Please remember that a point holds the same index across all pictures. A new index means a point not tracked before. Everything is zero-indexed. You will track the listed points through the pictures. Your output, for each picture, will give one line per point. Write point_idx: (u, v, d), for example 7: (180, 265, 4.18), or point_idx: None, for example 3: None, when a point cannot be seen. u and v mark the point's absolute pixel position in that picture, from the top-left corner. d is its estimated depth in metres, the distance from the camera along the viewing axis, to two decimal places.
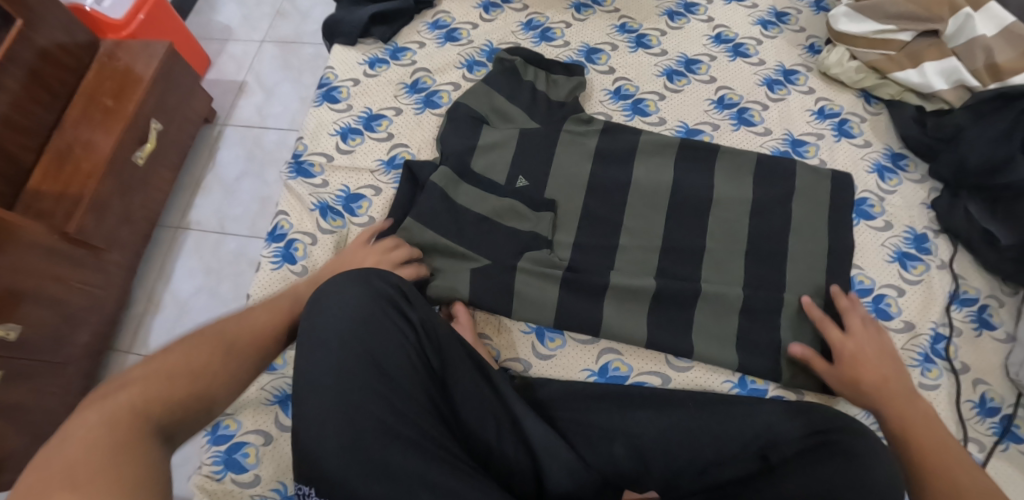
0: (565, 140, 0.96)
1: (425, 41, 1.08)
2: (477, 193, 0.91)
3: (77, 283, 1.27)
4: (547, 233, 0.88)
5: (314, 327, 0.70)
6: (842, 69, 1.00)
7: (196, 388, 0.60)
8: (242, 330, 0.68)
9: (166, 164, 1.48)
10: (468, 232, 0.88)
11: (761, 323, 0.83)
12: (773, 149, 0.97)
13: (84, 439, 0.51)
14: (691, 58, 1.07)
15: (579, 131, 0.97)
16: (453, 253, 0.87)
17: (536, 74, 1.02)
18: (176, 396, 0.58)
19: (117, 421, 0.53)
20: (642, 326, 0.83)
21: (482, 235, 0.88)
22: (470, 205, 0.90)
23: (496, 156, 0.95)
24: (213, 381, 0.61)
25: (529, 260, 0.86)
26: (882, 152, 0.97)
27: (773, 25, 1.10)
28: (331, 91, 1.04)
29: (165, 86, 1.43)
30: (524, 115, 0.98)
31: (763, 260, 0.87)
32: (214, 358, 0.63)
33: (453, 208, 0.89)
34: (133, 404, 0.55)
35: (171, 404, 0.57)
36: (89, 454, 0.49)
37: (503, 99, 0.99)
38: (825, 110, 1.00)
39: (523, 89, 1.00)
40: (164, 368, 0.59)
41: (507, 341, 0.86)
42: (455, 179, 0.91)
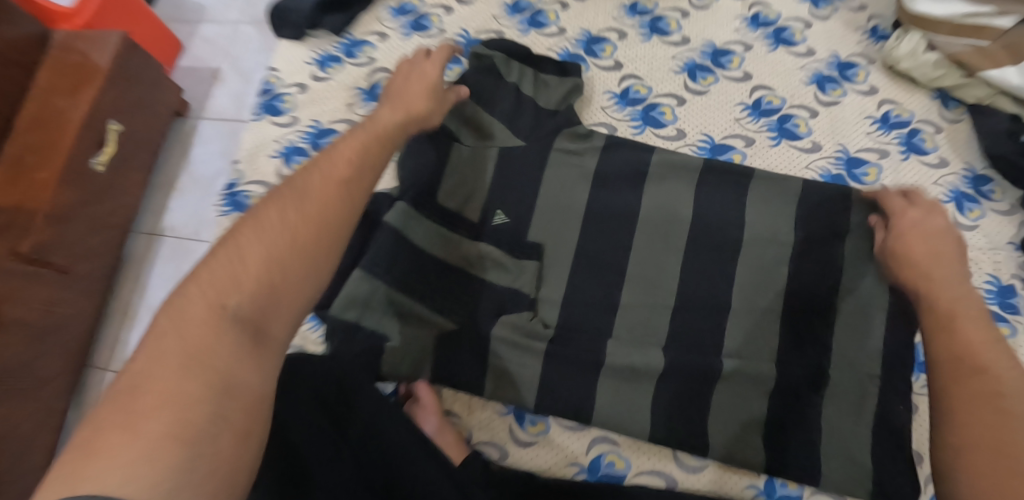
0: (555, 161, 0.77)
1: (387, 32, 0.90)
2: (439, 236, 0.73)
3: (48, 304, 1.07)
4: (529, 290, 0.71)
5: None
6: (914, 63, 0.79)
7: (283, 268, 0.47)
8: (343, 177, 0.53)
9: (136, 165, 1.28)
10: (434, 286, 0.71)
11: (796, 407, 0.66)
12: (822, 171, 0.77)
13: (160, 353, 0.42)
14: (719, 48, 0.86)
15: (573, 149, 0.78)
16: (410, 315, 0.70)
17: (520, 71, 0.81)
18: (263, 283, 0.46)
19: (193, 331, 0.44)
20: (646, 411, 0.67)
21: (446, 290, 0.71)
22: (432, 250, 0.72)
23: (469, 185, 0.76)
24: (306, 250, 0.48)
25: (505, 325, 0.70)
26: (960, 174, 0.76)
27: (824, 2, 0.87)
28: (273, 99, 0.87)
29: (129, 77, 1.22)
30: (505, 130, 0.78)
31: (804, 321, 0.69)
32: (298, 227, 0.49)
33: (415, 257, 0.71)
34: (213, 300, 0.45)
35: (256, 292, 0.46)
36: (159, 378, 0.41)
37: (477, 108, 0.79)
38: (890, 117, 0.79)
39: (506, 93, 0.80)
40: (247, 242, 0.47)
41: (481, 421, 0.72)
42: (416, 216, 0.72)
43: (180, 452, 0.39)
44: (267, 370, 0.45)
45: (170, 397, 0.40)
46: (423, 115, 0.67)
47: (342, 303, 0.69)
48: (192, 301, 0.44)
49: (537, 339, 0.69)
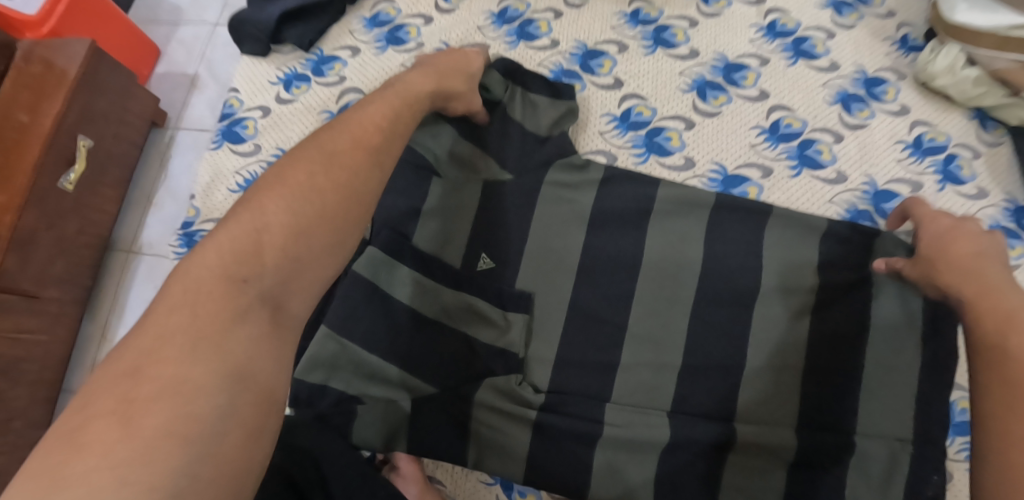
0: (546, 197, 0.69)
1: (359, 46, 0.81)
2: (411, 283, 0.65)
3: (15, 332, 1.02)
4: (517, 348, 0.64)
5: None
6: (953, 80, 0.70)
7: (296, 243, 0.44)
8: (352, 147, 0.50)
9: (107, 180, 1.22)
10: (410, 344, 0.64)
11: (820, 485, 0.58)
12: (847, 206, 0.69)
13: (168, 321, 0.40)
14: (732, 62, 0.77)
15: (568, 183, 0.69)
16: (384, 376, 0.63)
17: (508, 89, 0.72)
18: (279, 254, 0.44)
19: (205, 307, 0.40)
20: (648, 489, 0.59)
21: (425, 348, 0.64)
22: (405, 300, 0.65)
23: (450, 226, 0.69)
24: (320, 229, 0.45)
25: (489, 389, 0.63)
26: (1001, 207, 0.68)
27: (848, 8, 0.78)
28: (234, 125, 0.79)
29: (94, 88, 1.13)
30: (491, 163, 0.70)
31: (830, 383, 0.61)
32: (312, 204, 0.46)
33: (386, 309, 0.64)
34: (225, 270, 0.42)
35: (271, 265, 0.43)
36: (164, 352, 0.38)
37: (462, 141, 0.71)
38: (924, 142, 0.71)
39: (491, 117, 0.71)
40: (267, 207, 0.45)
41: (466, 491, 0.65)
42: (390, 263, 0.65)
43: (182, 451, 0.36)
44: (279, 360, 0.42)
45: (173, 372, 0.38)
46: (452, 91, 0.64)
47: (304, 366, 0.62)
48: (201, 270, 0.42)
49: (523, 405, 0.62)
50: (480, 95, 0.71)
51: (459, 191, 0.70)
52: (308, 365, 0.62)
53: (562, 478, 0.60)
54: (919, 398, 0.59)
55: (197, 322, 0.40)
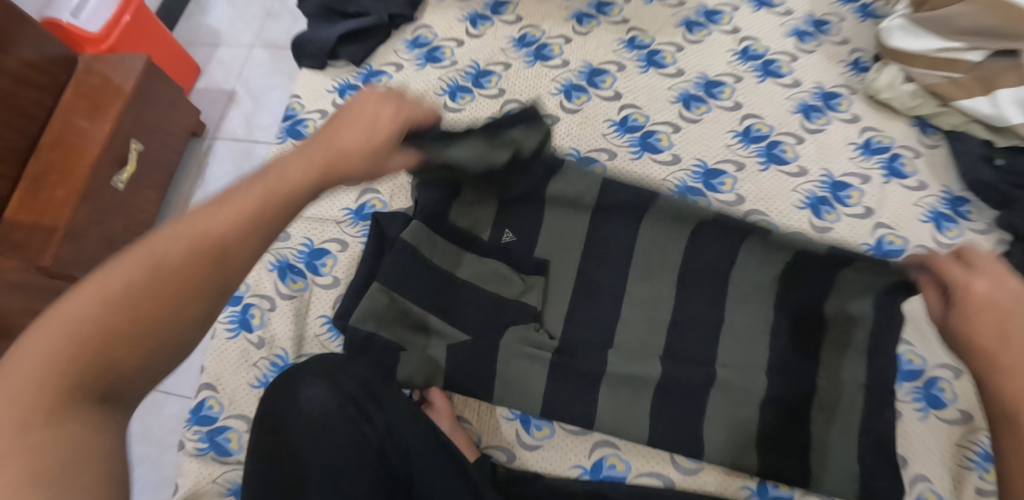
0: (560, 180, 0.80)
1: (403, 63, 0.96)
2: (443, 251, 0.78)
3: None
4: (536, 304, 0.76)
5: (280, 420, 0.64)
6: (894, 93, 0.84)
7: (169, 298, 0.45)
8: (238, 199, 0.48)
9: (152, 183, 1.35)
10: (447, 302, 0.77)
11: (786, 417, 0.70)
12: (808, 194, 0.82)
13: (114, 291, 0.44)
14: (712, 79, 0.91)
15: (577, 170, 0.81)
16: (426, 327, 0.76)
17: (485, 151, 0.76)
18: (237, 256, 0.47)
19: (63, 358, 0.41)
20: (644, 419, 0.71)
21: (464, 303, 0.77)
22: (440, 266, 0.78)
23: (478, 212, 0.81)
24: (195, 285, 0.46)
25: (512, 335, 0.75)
26: (939, 197, 0.81)
27: (809, 37, 0.93)
28: (296, 124, 0.93)
29: (144, 101, 1.28)
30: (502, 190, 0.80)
31: (794, 336, 0.73)
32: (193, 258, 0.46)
33: (426, 271, 0.77)
34: (176, 265, 0.45)
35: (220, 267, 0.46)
36: (99, 327, 0.43)
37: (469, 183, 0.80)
38: (872, 144, 0.84)
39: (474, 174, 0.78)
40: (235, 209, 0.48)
41: (490, 426, 0.76)
42: (429, 236, 0.78)
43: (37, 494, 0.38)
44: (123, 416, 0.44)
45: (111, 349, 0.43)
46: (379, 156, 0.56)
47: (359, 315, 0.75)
48: (149, 256, 0.45)
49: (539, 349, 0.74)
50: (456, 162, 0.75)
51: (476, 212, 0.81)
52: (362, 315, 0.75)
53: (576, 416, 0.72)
54: (868, 350, 0.72)
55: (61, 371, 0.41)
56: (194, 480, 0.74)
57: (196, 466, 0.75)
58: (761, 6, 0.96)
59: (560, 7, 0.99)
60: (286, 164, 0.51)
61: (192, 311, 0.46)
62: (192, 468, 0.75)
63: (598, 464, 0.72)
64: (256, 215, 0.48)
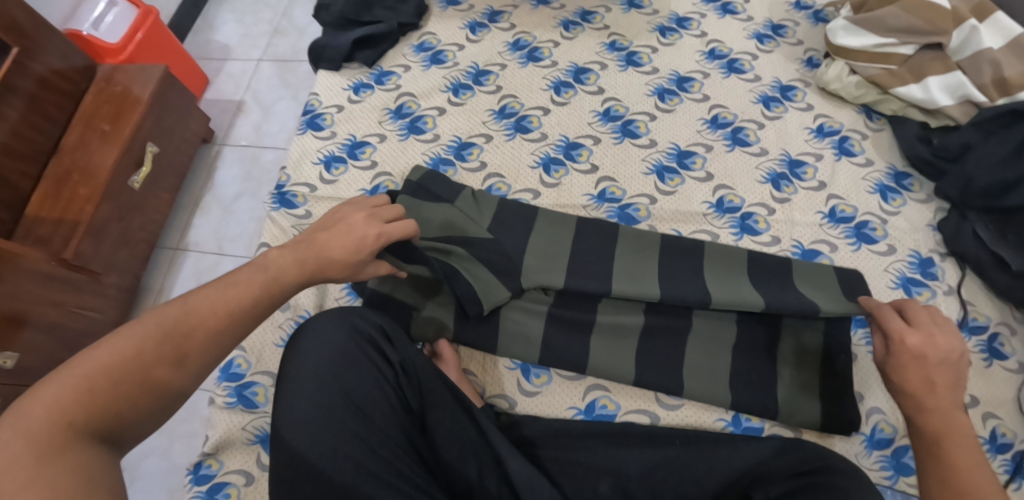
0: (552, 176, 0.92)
1: (411, 64, 1.06)
2: (441, 225, 0.87)
3: (74, 309, 1.14)
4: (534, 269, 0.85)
5: (296, 359, 0.69)
6: (842, 84, 0.96)
7: (156, 369, 0.56)
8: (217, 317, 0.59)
9: (166, 185, 1.36)
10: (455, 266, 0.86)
11: (756, 359, 0.80)
12: (769, 171, 0.93)
13: (99, 372, 0.53)
14: (683, 75, 1.01)
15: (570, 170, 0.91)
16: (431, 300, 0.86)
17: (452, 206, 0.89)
18: (197, 354, 0.57)
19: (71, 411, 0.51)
20: (630, 363, 0.82)
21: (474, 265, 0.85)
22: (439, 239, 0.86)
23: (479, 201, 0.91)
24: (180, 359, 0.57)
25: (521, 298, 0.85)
26: (884, 172, 0.92)
27: (768, 39, 1.04)
28: (315, 118, 1.03)
29: (164, 107, 1.31)
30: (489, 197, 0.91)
31: (763, 290, 0.83)
32: (175, 340, 0.57)
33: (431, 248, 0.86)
34: (168, 351, 0.56)
35: (180, 365, 0.57)
36: (97, 392, 0.53)
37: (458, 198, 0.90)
38: (824, 128, 0.96)
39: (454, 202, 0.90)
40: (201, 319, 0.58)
41: (492, 377, 0.85)
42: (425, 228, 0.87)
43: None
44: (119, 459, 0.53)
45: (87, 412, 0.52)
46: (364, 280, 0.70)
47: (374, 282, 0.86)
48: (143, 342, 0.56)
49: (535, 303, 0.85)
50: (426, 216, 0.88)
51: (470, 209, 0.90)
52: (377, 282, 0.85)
53: (571, 359, 0.82)
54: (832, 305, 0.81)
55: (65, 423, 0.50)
56: (224, 429, 0.84)
57: (231, 416, 0.85)
58: (726, 13, 1.07)
59: (549, 17, 1.09)
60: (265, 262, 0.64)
61: (157, 393, 0.56)
62: (228, 418, 0.85)
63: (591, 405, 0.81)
64: (234, 320, 0.60)
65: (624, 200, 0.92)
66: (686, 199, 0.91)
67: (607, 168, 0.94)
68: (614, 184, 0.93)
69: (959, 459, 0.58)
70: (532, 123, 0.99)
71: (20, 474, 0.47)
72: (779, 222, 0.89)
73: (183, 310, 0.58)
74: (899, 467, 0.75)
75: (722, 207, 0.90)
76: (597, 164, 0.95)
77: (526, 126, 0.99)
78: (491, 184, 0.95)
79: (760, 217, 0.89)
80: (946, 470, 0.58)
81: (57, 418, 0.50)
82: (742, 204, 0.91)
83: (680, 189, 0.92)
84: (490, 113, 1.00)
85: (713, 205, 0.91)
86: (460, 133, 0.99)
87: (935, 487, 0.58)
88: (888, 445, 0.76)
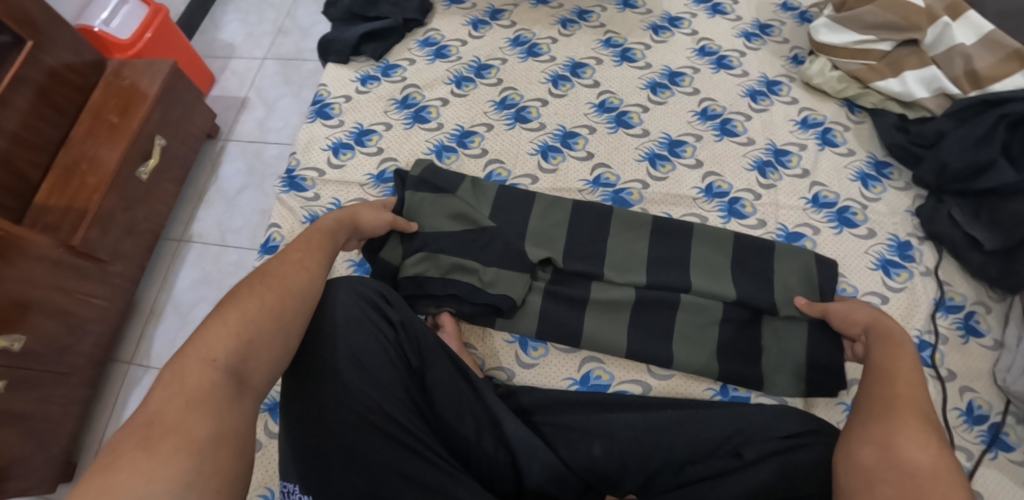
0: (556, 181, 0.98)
1: (416, 58, 1.11)
2: (446, 216, 0.91)
3: (79, 298, 1.16)
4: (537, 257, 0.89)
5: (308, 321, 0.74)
6: (824, 79, 1.01)
7: (223, 364, 0.61)
8: (263, 308, 0.66)
9: (172, 177, 1.39)
10: (456, 246, 0.89)
11: (745, 334, 0.84)
12: (756, 159, 0.98)
13: (184, 381, 0.60)
14: (675, 71, 1.06)
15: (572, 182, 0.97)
16: (441, 280, 0.88)
17: (460, 196, 0.93)
18: (259, 346, 0.64)
19: (159, 418, 0.57)
20: (622, 335, 0.86)
21: (477, 245, 0.89)
22: (442, 229, 0.90)
23: (483, 191, 0.94)
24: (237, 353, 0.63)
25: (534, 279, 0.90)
26: (865, 160, 0.97)
27: (756, 37, 1.09)
28: (323, 107, 1.08)
29: (171, 101, 1.34)
30: (494, 186, 0.95)
31: (749, 270, 0.87)
32: (229, 340, 0.63)
33: (444, 234, 0.90)
34: (225, 346, 0.62)
35: (244, 360, 0.63)
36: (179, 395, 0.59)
37: (465, 191, 0.94)
38: (808, 120, 1.00)
39: (461, 194, 0.93)
40: (202, 373, 0.60)
41: (490, 349, 0.89)
42: (437, 221, 0.91)
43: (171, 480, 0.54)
44: (248, 430, 0.60)
45: (181, 485, 0.54)
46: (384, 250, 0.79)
47: (388, 252, 0.91)
48: (206, 345, 0.62)
49: (534, 281, 0.89)
50: (433, 210, 0.92)
51: (475, 200, 0.93)
52: (388, 249, 0.91)
53: (569, 330, 0.87)
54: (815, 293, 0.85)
55: (155, 425, 0.57)
56: None
57: None
58: (715, 13, 1.12)
59: (547, 15, 1.14)
60: (288, 256, 0.73)
61: (232, 385, 0.61)
62: None
63: (586, 377, 0.85)
64: (274, 312, 0.67)
65: (618, 185, 0.96)
66: (677, 184, 0.96)
67: (602, 155, 0.99)
68: (609, 169, 0.98)
69: (913, 455, 0.58)
70: (531, 113, 1.04)
71: (138, 466, 0.54)
72: (764, 207, 0.94)
73: (230, 314, 0.65)
74: None
75: (711, 192, 0.95)
76: (592, 152, 0.99)
77: (525, 116, 1.03)
78: (492, 169, 0.99)
79: (747, 202, 0.94)
80: (887, 468, 0.58)
81: (153, 419, 0.57)
82: (729, 189, 0.95)
83: (671, 175, 0.97)
84: (491, 103, 1.05)
85: (702, 191, 0.95)
86: (462, 122, 1.04)
87: (869, 463, 0.59)
88: None
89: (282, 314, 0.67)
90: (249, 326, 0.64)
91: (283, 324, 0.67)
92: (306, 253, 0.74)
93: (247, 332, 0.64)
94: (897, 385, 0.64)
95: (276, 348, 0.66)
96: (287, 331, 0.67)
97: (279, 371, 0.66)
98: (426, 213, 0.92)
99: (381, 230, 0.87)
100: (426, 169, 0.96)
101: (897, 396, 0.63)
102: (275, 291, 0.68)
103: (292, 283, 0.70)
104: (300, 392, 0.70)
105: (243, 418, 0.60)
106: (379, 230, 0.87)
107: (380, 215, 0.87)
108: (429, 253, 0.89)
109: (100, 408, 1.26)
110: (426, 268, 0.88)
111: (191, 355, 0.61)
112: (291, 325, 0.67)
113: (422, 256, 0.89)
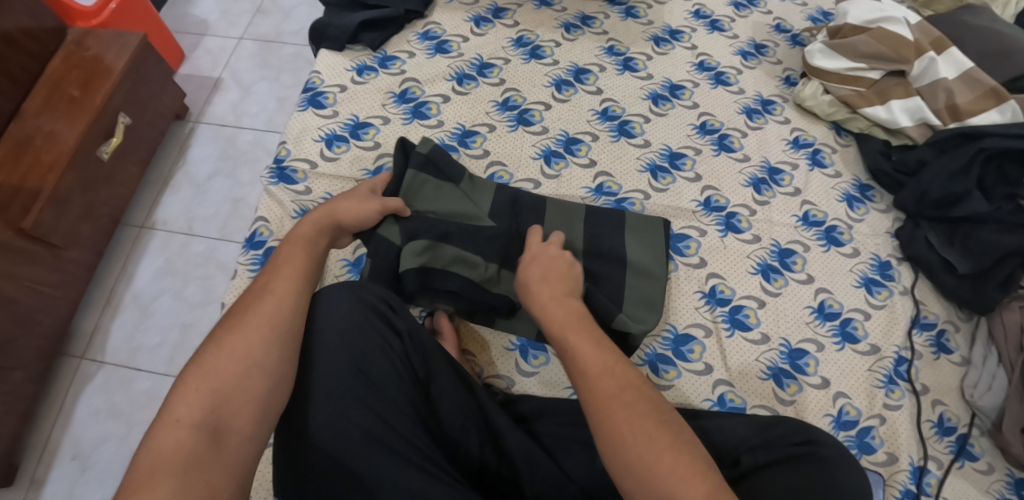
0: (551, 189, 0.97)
1: (416, 51, 1.08)
2: (443, 205, 0.91)
3: (29, 285, 1.07)
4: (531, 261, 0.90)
5: (312, 328, 0.71)
6: (816, 102, 1.05)
7: (189, 423, 0.58)
8: (225, 355, 0.62)
9: (134, 159, 1.29)
10: (476, 247, 0.88)
11: None
12: (751, 176, 1.01)
13: (153, 448, 0.57)
14: (675, 84, 1.08)
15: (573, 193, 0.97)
16: (442, 273, 0.86)
17: (462, 189, 0.93)
18: (229, 395, 0.60)
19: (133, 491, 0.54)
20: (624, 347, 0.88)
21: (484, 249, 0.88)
22: (440, 218, 0.89)
23: (481, 186, 0.94)
24: (204, 407, 0.59)
25: None
26: (851, 183, 1.02)
27: (752, 56, 1.12)
28: (317, 96, 1.03)
29: (137, 77, 1.25)
30: (490, 184, 0.95)
31: None
32: (194, 397, 0.60)
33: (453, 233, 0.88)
34: (188, 405, 0.59)
35: (213, 414, 0.59)
36: (150, 465, 0.56)
37: (467, 185, 0.94)
38: (799, 140, 1.04)
39: (460, 186, 0.93)
40: (170, 435, 0.57)
41: (489, 357, 0.89)
42: (434, 210, 0.90)
43: None
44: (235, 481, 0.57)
45: None
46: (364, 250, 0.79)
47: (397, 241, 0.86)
48: (172, 410, 0.59)
49: None
50: (434, 198, 0.91)
51: (474, 194, 0.93)
52: (386, 229, 0.86)
53: None
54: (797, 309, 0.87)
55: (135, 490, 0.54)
56: None
57: None
58: (714, 29, 1.15)
59: (551, 18, 1.14)
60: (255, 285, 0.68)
61: (206, 439, 0.58)
62: None
63: None
64: (240, 354, 0.62)
65: (621, 195, 0.97)
66: (677, 196, 0.98)
67: (604, 163, 1.00)
68: (611, 179, 0.99)
69: (662, 456, 0.56)
70: (533, 116, 1.03)
71: None
72: (759, 222, 0.97)
73: (191, 372, 0.61)
74: (862, 446, 0.84)
75: (709, 205, 0.98)
76: (595, 159, 1.00)
77: (528, 119, 1.03)
78: (493, 172, 0.98)
79: (743, 217, 0.97)
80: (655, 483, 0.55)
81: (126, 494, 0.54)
82: (726, 204, 0.98)
83: (672, 187, 0.99)
84: (493, 104, 1.04)
85: (701, 204, 0.98)
86: (463, 121, 1.02)
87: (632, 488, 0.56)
88: (853, 426, 0.85)
89: (247, 354, 0.63)
90: (211, 376, 0.61)
91: (252, 362, 0.62)
92: (272, 275, 0.69)
93: (212, 386, 0.60)
94: (596, 389, 0.61)
95: (248, 390, 0.61)
96: (259, 369, 0.62)
97: (264, 408, 0.62)
98: (425, 196, 0.91)
99: (368, 221, 0.83)
100: (432, 150, 0.93)
101: (605, 399, 0.59)
102: (238, 331, 0.64)
103: (257, 317, 0.65)
104: (302, 404, 0.67)
105: (224, 468, 0.57)
106: (368, 221, 0.83)
107: (365, 205, 0.83)
108: (432, 243, 0.86)
109: (46, 405, 1.17)
110: (429, 260, 0.85)
111: (159, 420, 0.59)
112: (264, 360, 0.63)
113: (427, 245, 0.85)
